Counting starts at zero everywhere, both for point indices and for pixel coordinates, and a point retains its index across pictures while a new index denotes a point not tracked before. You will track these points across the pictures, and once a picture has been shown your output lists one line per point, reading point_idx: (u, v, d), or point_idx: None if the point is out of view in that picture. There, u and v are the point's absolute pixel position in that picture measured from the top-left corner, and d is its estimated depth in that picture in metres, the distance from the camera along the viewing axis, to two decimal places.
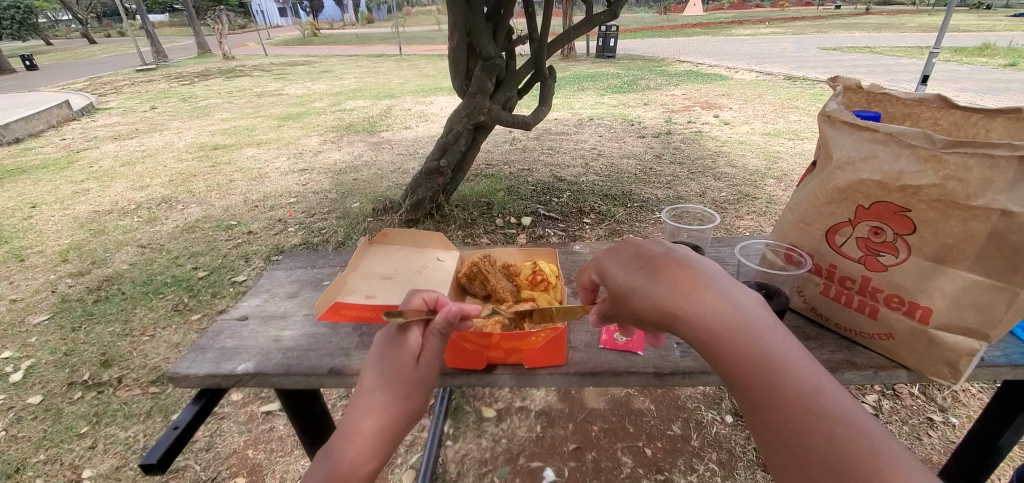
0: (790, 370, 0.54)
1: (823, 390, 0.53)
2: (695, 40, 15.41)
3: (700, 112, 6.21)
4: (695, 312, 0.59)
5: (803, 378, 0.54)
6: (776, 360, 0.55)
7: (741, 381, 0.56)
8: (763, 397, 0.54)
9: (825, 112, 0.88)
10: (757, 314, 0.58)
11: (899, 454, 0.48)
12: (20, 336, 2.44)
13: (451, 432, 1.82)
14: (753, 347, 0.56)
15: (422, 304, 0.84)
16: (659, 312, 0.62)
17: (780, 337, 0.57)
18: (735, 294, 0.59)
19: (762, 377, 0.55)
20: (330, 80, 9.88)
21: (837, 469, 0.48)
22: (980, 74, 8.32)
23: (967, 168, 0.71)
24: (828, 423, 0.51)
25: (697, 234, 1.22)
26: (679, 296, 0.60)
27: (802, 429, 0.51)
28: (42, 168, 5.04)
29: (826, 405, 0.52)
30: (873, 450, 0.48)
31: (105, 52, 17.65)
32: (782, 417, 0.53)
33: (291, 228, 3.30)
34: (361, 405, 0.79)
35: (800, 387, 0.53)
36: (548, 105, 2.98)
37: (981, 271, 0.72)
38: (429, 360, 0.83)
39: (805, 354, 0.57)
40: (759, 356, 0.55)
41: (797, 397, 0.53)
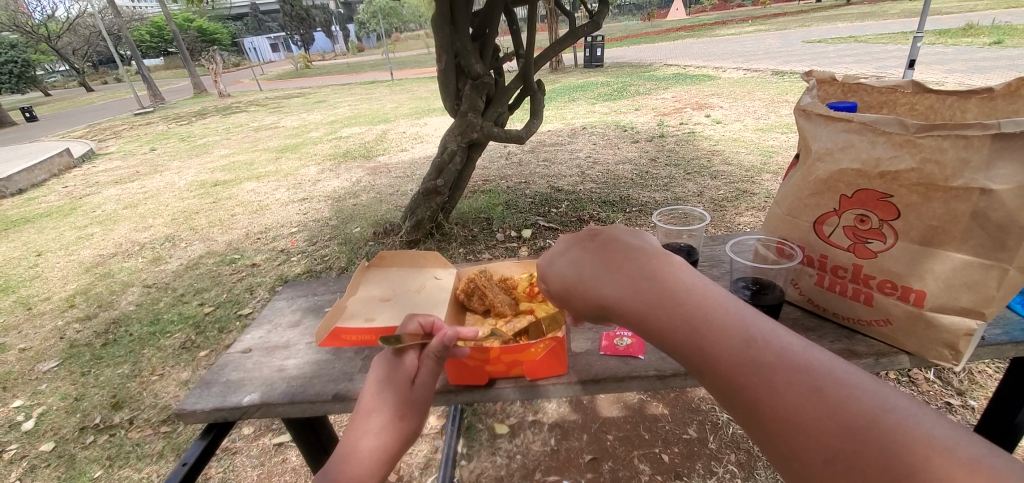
0: (716, 328, 0.53)
1: (754, 339, 0.51)
2: (681, 43, 15.62)
3: (691, 113, 6.27)
4: (617, 297, 0.60)
5: (732, 332, 0.52)
6: (702, 323, 0.54)
7: (678, 351, 0.55)
8: (701, 364, 0.53)
9: (799, 107, 0.90)
10: (674, 280, 0.58)
11: (845, 381, 0.48)
12: (32, 384, 2.46)
13: (465, 451, 1.81)
14: (677, 317, 0.55)
15: (418, 328, 0.87)
16: (589, 303, 0.63)
17: (701, 297, 0.56)
18: (648, 267, 0.60)
19: (692, 342, 0.54)
20: (325, 110, 10.04)
21: (788, 418, 0.47)
22: (966, 54, 8.38)
23: (943, 149, 0.72)
24: (769, 373, 0.49)
25: (690, 234, 1.23)
26: (600, 284, 0.62)
27: (744, 383, 0.50)
28: (46, 216, 5.12)
29: (762, 354, 0.50)
30: (818, 387, 0.47)
31: (103, 98, 17.97)
32: (725, 377, 0.51)
33: (294, 257, 3.33)
34: (357, 427, 0.80)
35: (732, 342, 0.52)
36: (539, 118, 3.02)
37: (970, 250, 0.73)
38: (425, 382, 0.84)
39: (735, 304, 0.56)
40: (683, 323, 0.55)
41: (730, 356, 0.51)
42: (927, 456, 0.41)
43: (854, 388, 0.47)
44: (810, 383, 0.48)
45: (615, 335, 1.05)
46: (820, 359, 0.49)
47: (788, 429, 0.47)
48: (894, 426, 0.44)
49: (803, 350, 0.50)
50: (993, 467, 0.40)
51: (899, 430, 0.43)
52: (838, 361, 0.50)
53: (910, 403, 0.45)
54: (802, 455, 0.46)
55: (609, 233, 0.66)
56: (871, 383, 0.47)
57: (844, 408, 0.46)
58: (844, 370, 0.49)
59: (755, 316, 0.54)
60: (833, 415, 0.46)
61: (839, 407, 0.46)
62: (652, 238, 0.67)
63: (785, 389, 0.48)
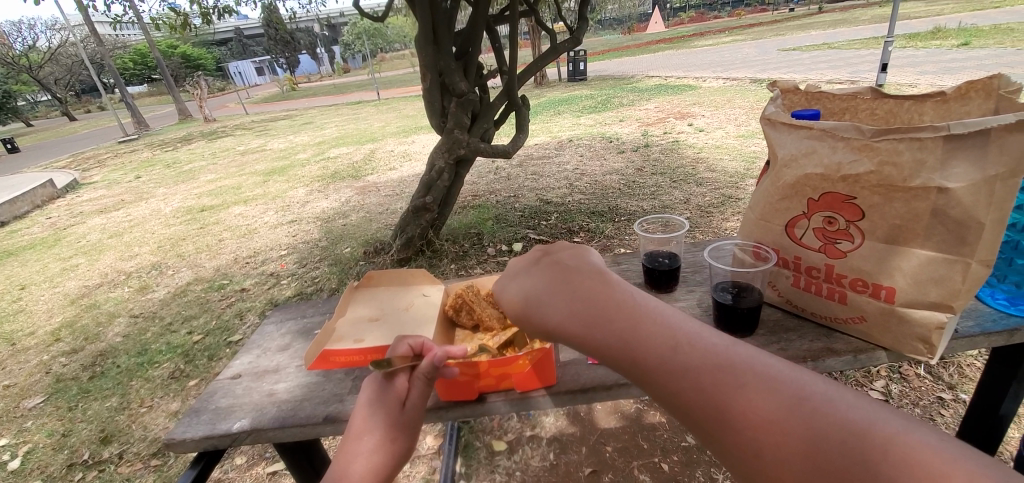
0: (650, 339, 0.56)
1: (684, 347, 0.54)
2: (662, 55, 15.99)
3: (675, 123, 6.40)
4: (557, 322, 0.61)
5: (664, 342, 0.55)
6: (636, 337, 0.56)
7: (620, 367, 0.57)
8: (642, 377, 0.55)
9: (764, 116, 0.94)
10: (610, 297, 0.60)
11: (769, 375, 0.51)
12: (16, 421, 2.40)
13: (463, 470, 1.79)
14: (614, 333, 0.57)
15: (408, 350, 0.87)
16: (535, 328, 0.64)
17: (634, 311, 0.58)
18: (583, 288, 0.62)
19: (629, 358, 0.56)
20: (312, 131, 10.07)
21: (724, 419, 0.49)
22: (935, 56, 8.70)
23: (899, 152, 0.76)
24: (703, 377, 0.51)
25: (672, 242, 1.25)
26: (543, 307, 0.63)
27: (682, 389, 0.52)
28: (29, 248, 5.03)
29: (693, 360, 0.53)
30: (747, 385, 0.50)
31: (86, 127, 17.84)
32: (665, 386, 0.53)
33: (285, 280, 3.31)
34: (349, 451, 0.82)
35: (664, 352, 0.54)
36: (525, 133, 3.07)
37: (933, 246, 0.76)
38: (416, 403, 0.86)
39: (666, 314, 0.58)
40: (619, 340, 0.57)
41: (665, 365, 0.54)
42: (851, 436, 0.45)
43: (781, 380, 0.50)
44: (741, 380, 0.50)
45: None
46: (748, 356, 0.52)
47: (728, 429, 0.49)
48: (816, 412, 0.47)
49: (732, 349, 0.53)
50: (909, 436, 0.44)
51: (824, 415, 0.47)
52: (764, 354, 0.53)
53: (831, 386, 0.49)
54: (745, 452, 0.48)
55: (546, 255, 0.68)
56: (795, 372, 0.51)
57: (774, 400, 0.49)
58: (771, 363, 0.52)
59: (685, 322, 0.57)
60: (764, 409, 0.48)
61: (768, 399, 0.49)
62: (588, 255, 0.69)
63: (720, 389, 0.50)
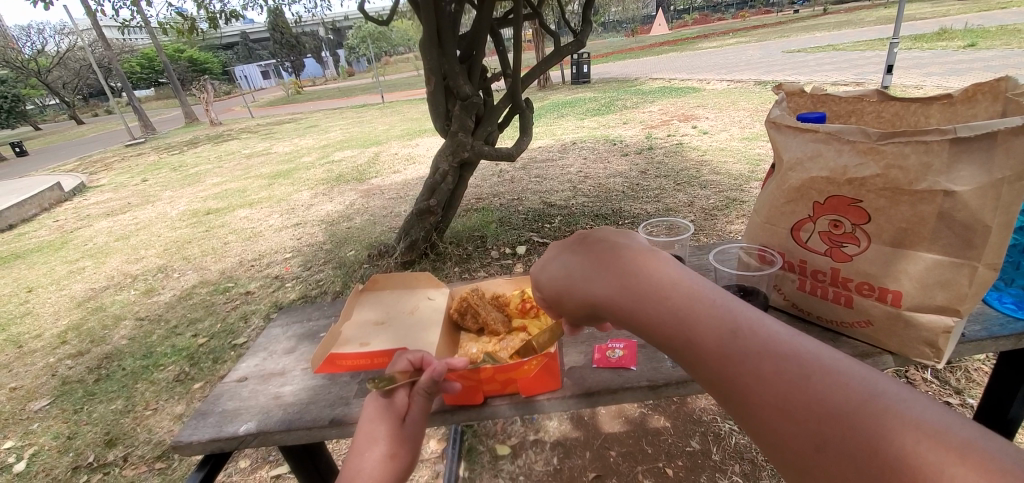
0: (705, 321, 0.54)
1: (741, 331, 0.52)
2: (665, 57, 15.98)
3: (678, 125, 6.39)
4: (607, 295, 0.61)
5: (718, 324, 0.53)
6: (690, 314, 0.55)
7: (668, 344, 0.56)
8: (692, 356, 0.54)
9: (770, 119, 0.94)
10: (665, 277, 0.58)
11: (835, 369, 0.47)
12: (23, 424, 2.42)
13: (467, 474, 1.79)
14: (663, 311, 0.56)
15: (408, 366, 0.89)
16: (581, 303, 0.64)
17: (689, 291, 0.57)
18: (637, 264, 0.61)
19: (680, 334, 0.55)
20: (317, 134, 10.13)
21: (779, 406, 0.47)
22: (941, 58, 8.64)
23: (905, 155, 0.75)
24: (758, 362, 0.49)
25: (676, 245, 1.25)
26: (590, 283, 0.63)
27: (732, 374, 0.50)
28: (36, 251, 5.09)
29: (749, 343, 0.51)
30: (805, 373, 0.47)
31: (95, 131, 18.04)
32: (712, 368, 0.52)
33: (289, 283, 3.33)
34: (350, 468, 0.80)
35: (718, 333, 0.52)
36: (528, 135, 3.07)
37: (940, 250, 0.76)
38: (416, 420, 0.86)
39: (725, 298, 0.56)
40: (671, 317, 0.56)
41: (720, 347, 0.52)
42: (922, 439, 0.40)
43: (843, 375, 0.46)
44: (796, 369, 0.48)
45: (607, 347, 1.07)
46: (809, 348, 0.49)
47: (782, 418, 0.47)
48: (883, 409, 0.43)
49: (792, 340, 0.50)
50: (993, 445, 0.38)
51: (887, 415, 0.42)
52: (829, 349, 0.50)
53: (898, 387, 0.44)
54: (793, 440, 0.46)
55: (598, 234, 0.67)
56: (861, 370, 0.47)
57: (832, 393, 0.45)
58: (827, 356, 0.48)
59: (742, 308, 0.55)
60: (824, 401, 0.45)
61: (825, 391, 0.46)
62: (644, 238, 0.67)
63: (773, 377, 0.48)
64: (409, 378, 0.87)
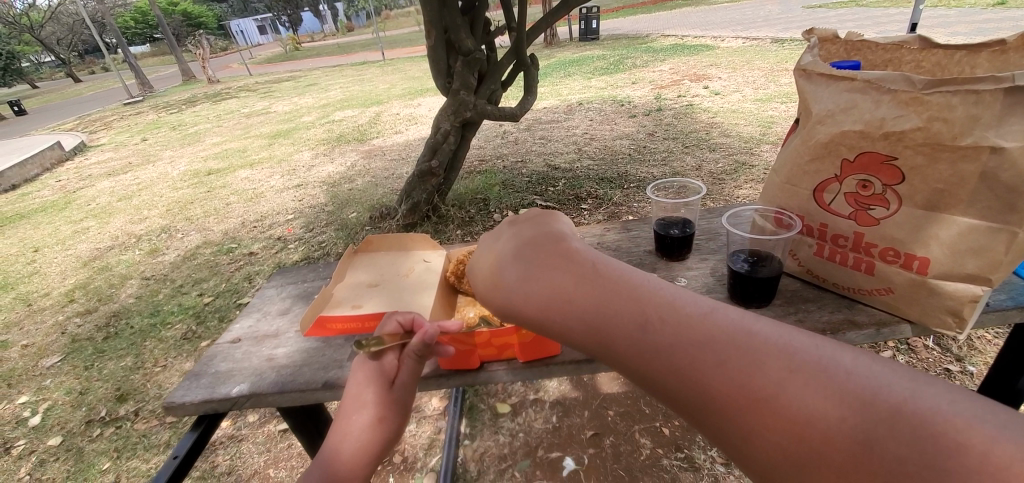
0: (617, 319, 0.52)
1: (652, 325, 0.50)
2: (678, 13, 15.19)
3: (690, 85, 6.13)
4: (520, 306, 0.58)
5: (630, 321, 0.51)
6: (599, 316, 0.53)
7: (589, 348, 0.54)
8: (612, 357, 0.52)
9: (799, 67, 0.85)
10: (572, 276, 0.56)
11: (751, 349, 0.46)
12: (36, 380, 2.47)
13: (468, 431, 1.81)
14: (577, 314, 0.54)
15: (397, 329, 0.86)
16: (502, 312, 0.61)
17: (598, 288, 0.54)
18: (543, 269, 0.58)
19: (596, 339, 0.53)
20: (317, 93, 9.84)
21: (704, 400, 0.46)
22: (970, 16, 8.14)
23: (952, 106, 0.67)
24: (675, 357, 0.48)
25: (686, 207, 1.19)
26: (505, 292, 0.60)
27: (655, 373, 0.49)
28: (40, 211, 5.06)
29: (662, 338, 0.49)
30: (721, 361, 0.46)
31: (91, 89, 17.63)
32: (645, 365, 0.50)
33: (292, 244, 3.30)
34: (339, 430, 0.82)
35: (632, 331, 0.51)
36: (533, 95, 2.93)
37: (978, 214, 0.69)
38: (405, 382, 0.85)
39: (635, 286, 0.54)
40: (583, 322, 0.53)
41: (636, 346, 0.50)
42: (849, 411, 0.42)
43: (772, 352, 0.46)
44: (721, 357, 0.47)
45: None
46: (730, 324, 0.48)
47: (711, 411, 0.46)
48: (801, 385, 0.44)
49: (716, 323, 0.49)
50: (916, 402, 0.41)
51: (805, 392, 0.43)
52: (749, 318, 0.49)
53: (820, 350, 0.46)
54: (727, 431, 0.46)
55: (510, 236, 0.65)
56: (784, 340, 0.47)
57: (766, 375, 0.45)
58: (743, 334, 0.47)
59: (651, 293, 0.53)
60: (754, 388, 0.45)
61: (757, 375, 0.45)
62: (550, 230, 0.65)
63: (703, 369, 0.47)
64: (398, 343, 0.84)
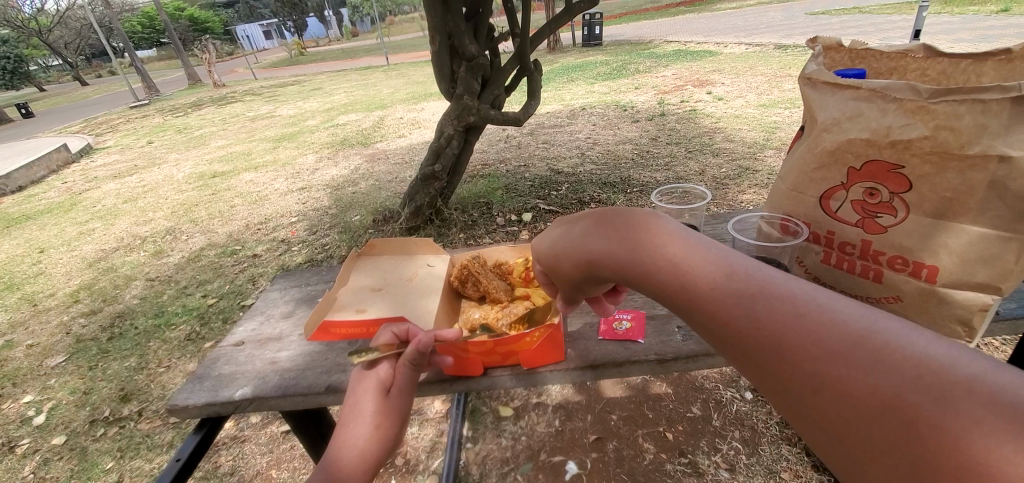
0: (700, 266, 0.50)
1: (736, 273, 0.48)
2: (681, 19, 15.25)
3: (693, 91, 6.14)
4: (601, 249, 0.57)
5: (711, 267, 0.49)
6: (683, 260, 0.51)
7: (663, 295, 0.52)
8: (685, 302, 0.50)
9: (804, 75, 0.86)
10: (660, 226, 0.54)
11: (835, 307, 0.42)
12: (40, 379, 2.48)
13: (470, 434, 1.80)
14: (658, 256, 0.52)
15: (393, 338, 0.85)
16: (575, 259, 0.61)
17: (685, 238, 0.53)
18: (632, 215, 0.57)
19: (673, 282, 0.50)
20: (321, 97, 9.91)
21: (776, 349, 0.43)
22: (973, 23, 8.15)
23: (959, 115, 0.67)
24: (753, 303, 0.45)
25: (690, 213, 1.18)
26: (584, 240, 0.59)
27: (728, 319, 0.46)
28: (47, 212, 5.10)
29: (744, 284, 0.47)
30: (801, 312, 0.43)
31: (99, 92, 17.80)
32: (706, 317, 0.48)
33: (295, 246, 3.31)
34: (336, 441, 0.81)
35: (712, 277, 0.48)
36: (537, 100, 2.94)
37: (987, 223, 0.69)
38: (402, 390, 0.84)
39: (721, 243, 0.52)
40: (664, 264, 0.51)
41: (713, 291, 0.48)
42: (911, 379, 0.37)
43: (837, 314, 0.42)
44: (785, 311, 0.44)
45: (614, 318, 1.02)
46: (795, 287, 0.45)
47: (781, 362, 0.42)
48: (886, 344, 0.39)
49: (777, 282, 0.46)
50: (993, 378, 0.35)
51: (891, 351, 0.38)
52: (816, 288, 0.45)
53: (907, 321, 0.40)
54: (793, 386, 0.42)
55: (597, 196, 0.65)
56: (858, 305, 0.42)
57: (828, 336, 0.41)
58: (827, 296, 0.44)
59: (738, 252, 0.50)
60: (814, 343, 0.41)
61: (820, 332, 0.41)
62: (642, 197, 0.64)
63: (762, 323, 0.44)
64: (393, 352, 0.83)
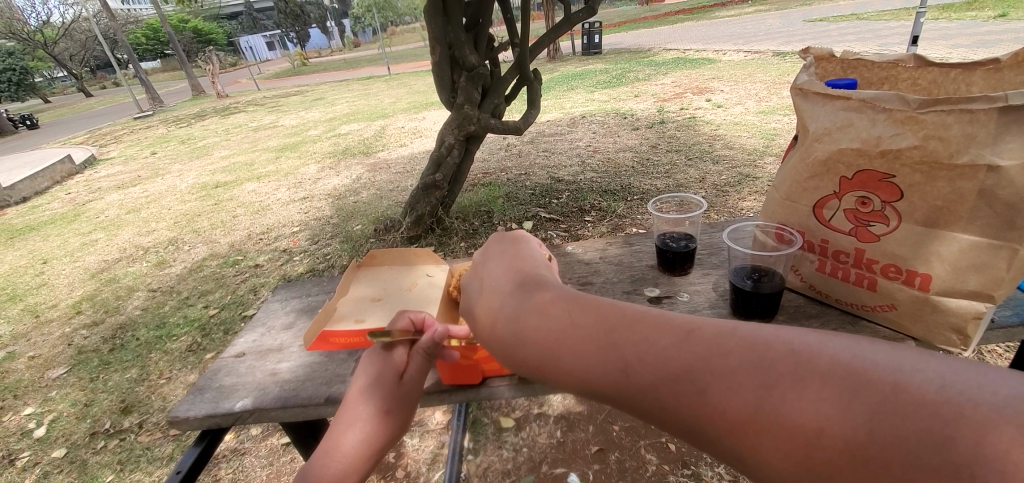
0: (599, 364, 0.54)
1: (629, 366, 0.52)
2: (680, 27, 15.36)
3: (692, 98, 6.18)
4: (520, 359, 0.62)
5: (607, 365, 0.53)
6: (584, 365, 0.55)
7: (587, 393, 0.56)
8: (607, 397, 0.54)
9: (796, 86, 0.87)
10: (555, 332, 0.59)
11: (729, 375, 0.46)
12: (41, 391, 2.48)
13: (471, 446, 1.80)
14: (565, 362, 0.57)
15: (409, 325, 0.88)
16: (503, 357, 0.65)
17: (576, 338, 0.57)
18: (529, 326, 0.62)
19: (587, 385, 0.55)
20: (323, 107, 9.99)
21: (698, 431, 0.47)
22: (971, 28, 8.19)
23: (947, 125, 0.68)
24: (658, 393, 0.49)
25: (687, 222, 1.19)
26: (504, 345, 0.64)
27: (646, 408, 0.51)
28: (50, 223, 5.13)
29: (639, 377, 0.51)
30: (702, 391, 0.47)
31: (103, 103, 17.99)
32: (650, 402, 0.50)
33: (297, 256, 3.33)
34: (343, 422, 0.84)
35: (613, 375, 0.53)
36: (537, 108, 2.96)
37: (979, 231, 0.70)
38: (412, 377, 0.87)
39: (608, 326, 0.56)
40: (571, 373, 0.56)
41: (623, 387, 0.52)
42: (845, 414, 0.40)
43: (737, 376, 0.46)
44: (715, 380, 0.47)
45: None
46: (710, 344, 0.48)
47: (712, 440, 0.46)
48: (788, 403, 0.43)
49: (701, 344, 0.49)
50: (910, 383, 0.40)
51: (799, 407, 0.42)
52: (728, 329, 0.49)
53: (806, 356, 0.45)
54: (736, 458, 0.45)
55: (497, 295, 0.69)
56: (758, 356, 0.46)
57: (735, 410, 0.45)
58: (720, 356, 0.47)
59: (627, 334, 0.54)
60: (755, 404, 0.44)
61: (726, 405, 0.45)
62: (530, 287, 0.67)
63: (699, 398, 0.47)
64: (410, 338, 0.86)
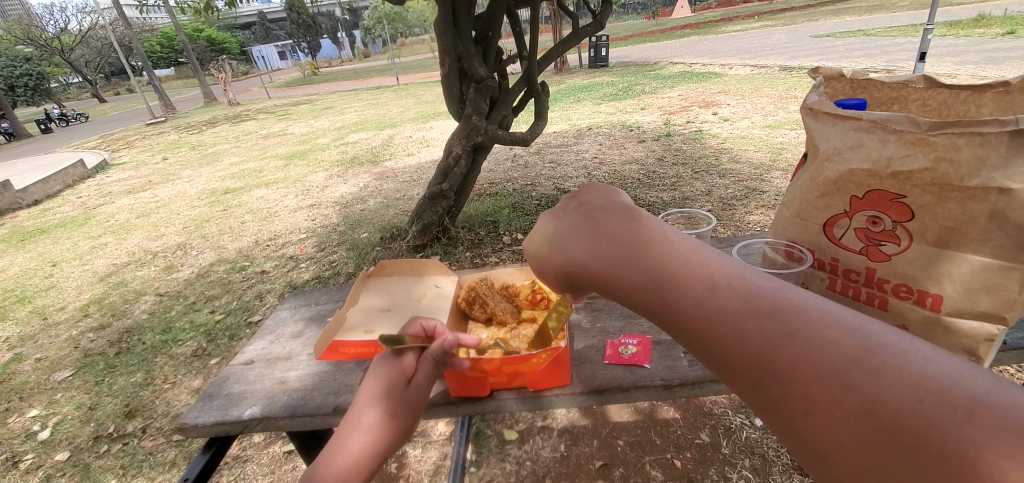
0: (682, 279, 0.44)
1: (717, 288, 0.43)
2: (687, 41, 15.48)
3: (698, 111, 6.21)
4: (582, 261, 0.47)
5: (691, 281, 0.43)
6: (663, 275, 0.44)
7: (645, 311, 0.46)
8: (668, 318, 0.44)
9: (806, 105, 0.88)
10: (644, 233, 0.46)
11: (828, 322, 0.39)
12: (47, 393, 2.50)
13: (474, 458, 1.78)
14: (639, 269, 0.45)
15: (420, 331, 0.88)
16: (551, 273, 0.51)
17: (665, 247, 0.45)
18: (610, 224, 0.47)
19: (654, 298, 0.44)
20: (332, 116, 10.12)
21: (764, 370, 0.40)
22: (979, 45, 8.19)
23: (958, 147, 0.69)
24: (743, 320, 0.41)
25: (695, 238, 1.19)
26: (563, 249, 0.49)
27: (712, 336, 0.42)
28: (61, 226, 5.21)
29: (730, 299, 0.42)
30: (789, 331, 0.39)
31: (116, 109, 18.32)
32: (722, 330, 0.41)
33: (303, 263, 3.35)
34: (349, 426, 0.83)
35: (695, 293, 0.43)
36: (544, 120, 2.99)
37: (990, 252, 0.70)
38: (420, 383, 0.87)
39: (702, 248, 0.46)
40: (643, 279, 0.45)
41: (698, 308, 0.42)
42: (935, 395, 0.34)
43: (836, 325, 0.39)
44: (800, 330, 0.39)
45: (620, 343, 1.03)
46: (804, 302, 0.41)
47: (772, 383, 0.39)
48: (883, 363, 0.36)
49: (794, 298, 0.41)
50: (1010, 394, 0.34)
51: (894, 373, 0.36)
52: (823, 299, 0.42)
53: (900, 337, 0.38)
54: (785, 408, 0.39)
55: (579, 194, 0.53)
56: (853, 318, 0.40)
57: (819, 357, 0.38)
58: (815, 303, 0.41)
59: (724, 259, 0.45)
60: (840, 359, 0.37)
61: (809, 353, 0.38)
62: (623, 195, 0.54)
63: (771, 342, 0.39)
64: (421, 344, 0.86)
